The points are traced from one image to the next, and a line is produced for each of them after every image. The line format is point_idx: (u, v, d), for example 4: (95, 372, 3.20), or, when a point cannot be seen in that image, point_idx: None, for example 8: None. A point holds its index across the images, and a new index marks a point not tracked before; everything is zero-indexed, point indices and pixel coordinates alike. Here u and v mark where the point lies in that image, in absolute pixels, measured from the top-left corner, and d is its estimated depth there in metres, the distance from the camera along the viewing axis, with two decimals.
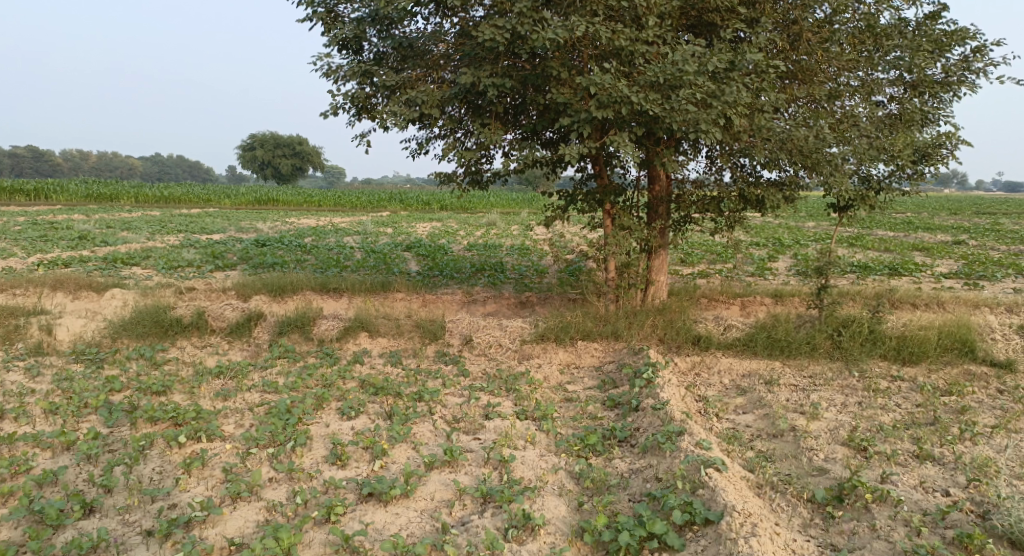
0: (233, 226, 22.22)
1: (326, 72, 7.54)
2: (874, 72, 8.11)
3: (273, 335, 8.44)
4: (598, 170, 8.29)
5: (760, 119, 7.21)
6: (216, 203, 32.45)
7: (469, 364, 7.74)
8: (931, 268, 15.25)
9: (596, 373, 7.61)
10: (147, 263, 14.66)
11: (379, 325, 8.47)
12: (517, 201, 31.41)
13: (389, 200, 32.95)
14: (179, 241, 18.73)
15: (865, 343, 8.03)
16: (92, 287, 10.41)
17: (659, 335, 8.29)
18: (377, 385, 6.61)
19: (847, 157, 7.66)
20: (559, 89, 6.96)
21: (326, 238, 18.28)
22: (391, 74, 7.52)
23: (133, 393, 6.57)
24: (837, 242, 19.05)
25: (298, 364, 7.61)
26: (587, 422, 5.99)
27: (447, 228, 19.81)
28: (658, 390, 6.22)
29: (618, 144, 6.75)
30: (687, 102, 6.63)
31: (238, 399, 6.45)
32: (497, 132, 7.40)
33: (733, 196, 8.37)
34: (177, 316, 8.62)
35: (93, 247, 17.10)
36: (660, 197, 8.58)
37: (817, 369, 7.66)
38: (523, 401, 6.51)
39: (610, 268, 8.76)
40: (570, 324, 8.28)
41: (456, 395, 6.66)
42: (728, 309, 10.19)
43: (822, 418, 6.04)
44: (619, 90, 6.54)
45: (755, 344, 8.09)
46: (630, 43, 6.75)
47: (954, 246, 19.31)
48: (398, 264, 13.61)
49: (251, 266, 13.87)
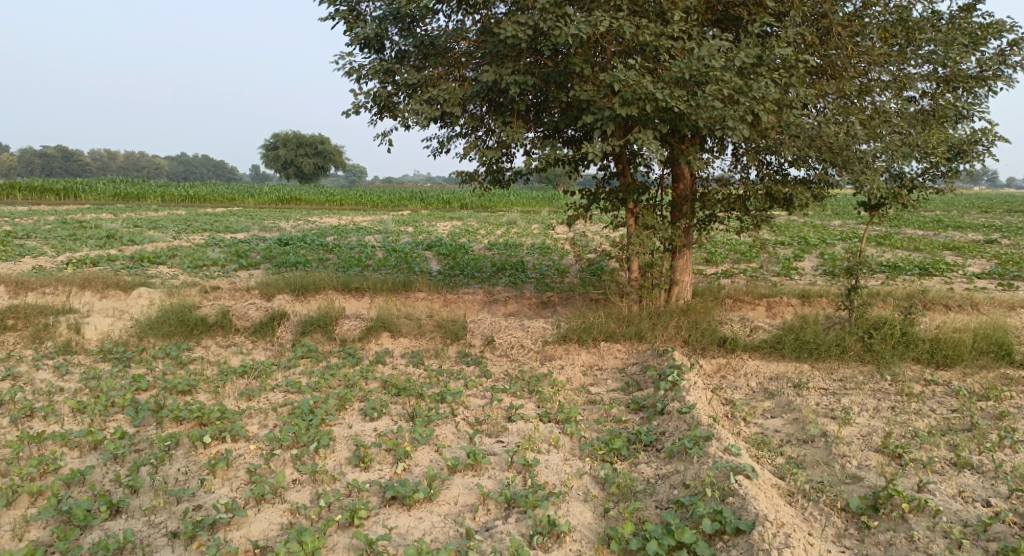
0: (257, 225, 22.38)
1: (348, 71, 7.52)
2: (905, 67, 7.94)
3: (296, 335, 8.44)
4: (621, 168, 8.15)
5: (789, 115, 7.06)
6: (240, 202, 32.74)
7: (491, 365, 7.68)
8: (962, 268, 14.95)
9: (620, 374, 7.51)
10: (172, 262, 14.78)
11: (401, 325, 8.44)
12: (539, 200, 31.32)
13: (411, 199, 33.01)
14: (204, 240, 18.90)
15: (897, 346, 7.88)
16: (118, 286, 10.51)
17: (684, 337, 8.16)
18: (400, 385, 6.57)
19: (879, 154, 7.51)
20: (582, 86, 6.87)
21: (349, 237, 18.35)
22: (413, 72, 7.47)
23: (158, 392, 6.60)
24: (864, 241, 18.76)
25: (321, 364, 7.61)
26: (611, 425, 5.92)
27: (469, 227, 19.81)
28: (684, 393, 6.13)
29: (643, 141, 6.64)
30: (714, 98, 6.46)
31: (261, 399, 6.45)
32: (520, 130, 7.33)
33: (760, 195, 8.22)
34: (201, 315, 8.66)
35: (119, 246, 17.29)
36: (684, 195, 8.37)
37: (847, 372, 7.53)
38: (546, 403, 6.44)
39: (633, 268, 8.65)
40: (593, 325, 8.19)
41: (478, 396, 6.61)
42: (754, 310, 10.05)
43: (853, 423, 5.93)
44: (643, 87, 6.38)
45: (783, 346, 7.97)
46: (655, 38, 6.58)
47: (985, 245, 18.95)
48: (421, 263, 13.61)
49: (275, 265, 13.93)
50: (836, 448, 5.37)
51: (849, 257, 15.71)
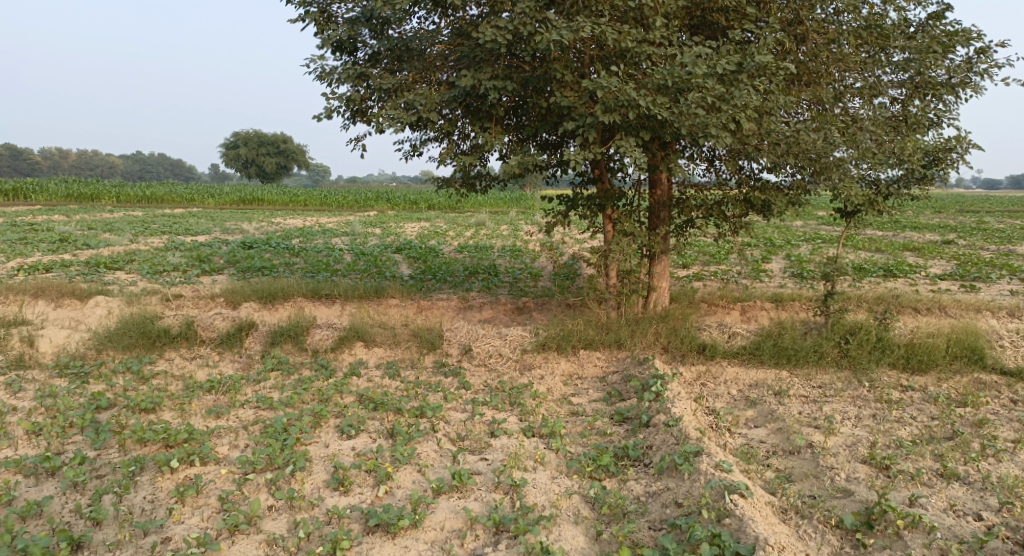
0: (219, 228, 21.83)
1: (319, 74, 7.26)
2: (878, 73, 7.93)
3: (266, 346, 8.15)
4: (598, 174, 8.04)
5: (769, 122, 7.00)
6: (199, 203, 32.00)
7: (470, 376, 7.50)
8: (925, 270, 15.16)
9: (601, 384, 7.39)
10: (130, 267, 14.28)
11: (375, 334, 8.21)
12: (505, 200, 31.10)
13: (375, 200, 32.55)
14: (163, 243, 18.35)
15: (873, 350, 7.89)
16: (75, 295, 10.08)
17: (663, 344, 8.09)
18: (376, 399, 6.35)
19: (858, 162, 7.49)
20: (563, 92, 6.73)
21: (314, 240, 17.98)
22: (386, 76, 7.24)
23: (120, 411, 6.28)
24: (828, 242, 18.94)
25: (292, 377, 7.35)
26: (596, 439, 5.79)
27: (436, 229, 19.56)
28: (669, 405, 6.02)
29: (625, 149, 6.53)
30: (696, 105, 6.40)
31: (231, 416, 6.18)
32: (498, 136, 7.16)
33: (738, 201, 8.17)
34: (165, 326, 8.32)
35: (74, 250, 16.69)
36: (661, 201, 8.35)
37: (825, 379, 7.51)
38: (528, 416, 6.29)
39: (611, 274, 8.51)
40: (572, 332, 8.06)
41: (458, 410, 6.42)
42: (728, 314, 10.03)
43: (838, 433, 5.89)
44: (626, 94, 6.26)
45: (762, 353, 7.94)
46: (637, 45, 6.47)
47: (944, 245, 19.31)
48: (390, 267, 13.34)
49: (239, 271, 13.53)
50: (823, 460, 5.31)
51: (816, 259, 15.84)
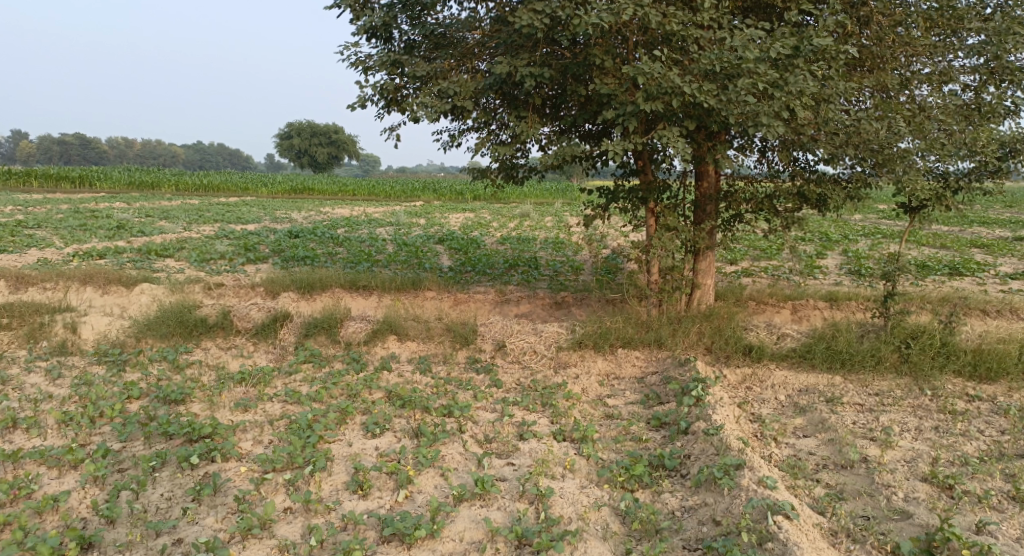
0: (269, 216, 22.08)
1: (353, 62, 7.08)
2: (949, 58, 7.38)
3: (300, 337, 8.04)
4: (641, 165, 7.72)
5: (827, 110, 6.56)
6: (253, 192, 32.48)
7: (503, 374, 7.27)
8: (994, 268, 14.33)
9: (639, 385, 7.08)
10: (179, 255, 14.45)
11: (409, 328, 8.05)
12: (553, 192, 30.72)
13: (424, 189, 32.55)
14: (213, 231, 18.55)
15: (937, 356, 7.40)
16: (121, 282, 10.14)
17: (706, 345, 7.74)
18: (405, 397, 6.18)
19: (925, 154, 6.96)
20: (602, 79, 6.40)
21: (359, 229, 17.98)
22: (421, 63, 7.01)
23: (150, 401, 6.21)
24: (888, 237, 18.11)
25: (323, 370, 7.24)
26: (631, 445, 5.50)
27: (480, 220, 19.38)
28: (710, 411, 5.68)
29: (667, 139, 6.19)
30: (746, 92, 5.99)
31: (257, 410, 6.06)
32: (535, 125, 6.89)
33: (791, 194, 7.71)
34: (202, 316, 8.27)
35: (128, 237, 17.00)
36: (708, 194, 7.92)
37: (882, 386, 7.06)
38: (561, 418, 6.02)
39: (653, 271, 8.19)
40: (610, 330, 7.76)
41: (487, 410, 6.20)
42: (779, 314, 9.58)
43: (896, 446, 5.47)
44: (669, 80, 5.91)
45: (814, 356, 7.51)
46: (683, 28, 6.08)
47: (1015, 242, 18.30)
48: (431, 258, 13.20)
49: (282, 260, 13.55)
50: (878, 477, 4.92)
51: (875, 255, 15.12)
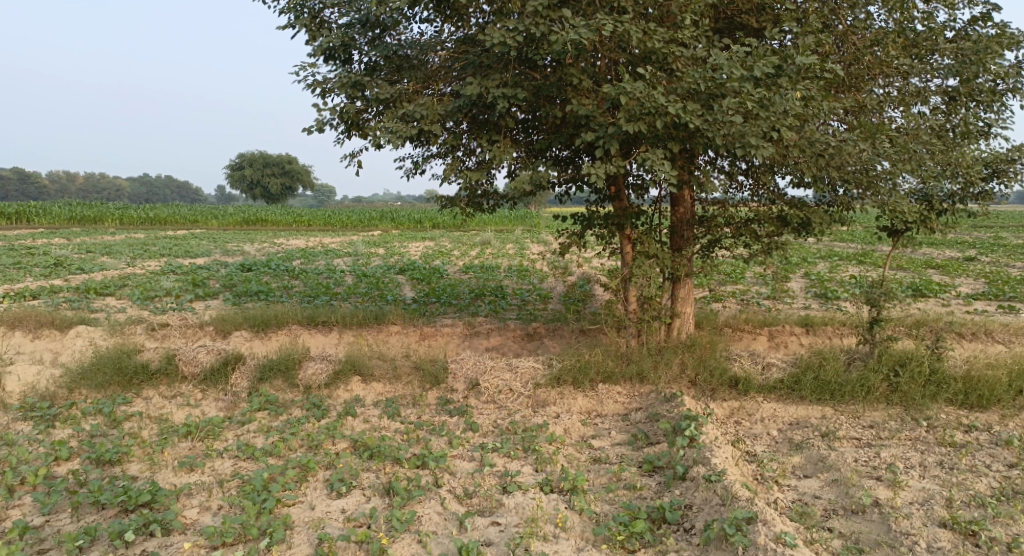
0: (220, 249, 21.23)
1: (310, 84, 6.58)
2: (925, 79, 7.17)
3: (254, 382, 7.39)
4: (615, 191, 7.34)
5: (812, 130, 6.23)
6: (203, 224, 31.43)
7: (477, 416, 6.76)
8: (955, 289, 14.39)
9: (624, 423, 6.64)
10: (122, 292, 13.61)
11: (374, 368, 7.51)
12: (511, 218, 30.45)
13: (380, 218, 31.91)
14: (159, 266, 17.66)
15: (927, 385, 7.13)
16: (54, 324, 9.33)
17: (690, 377, 7.38)
18: (372, 447, 5.62)
19: (908, 175, 6.68)
20: (580, 100, 6.03)
21: (316, 261, 17.33)
22: (384, 85, 6.53)
23: (81, 464, 5.52)
24: (847, 260, 18.13)
25: (280, 419, 6.64)
26: (624, 494, 5.06)
27: (440, 248, 18.92)
28: (708, 454, 5.26)
29: (651, 162, 5.79)
30: (732, 112, 5.64)
31: (205, 468, 5.41)
32: (508, 149, 6.46)
33: (773, 218, 7.37)
34: (143, 361, 7.56)
35: (67, 275, 16.03)
36: (685, 220, 7.57)
37: (876, 418, 6.74)
38: (546, 465, 5.53)
39: (630, 299, 7.79)
40: (589, 364, 7.34)
41: (464, 458, 5.67)
42: (756, 341, 9.27)
43: (907, 487, 5.13)
44: (652, 99, 5.54)
45: (802, 387, 7.18)
46: (664, 45, 5.73)
47: (968, 261, 18.60)
48: (392, 290, 12.66)
49: (233, 296, 12.83)
50: (895, 523, 4.64)
51: (838, 278, 15.02)
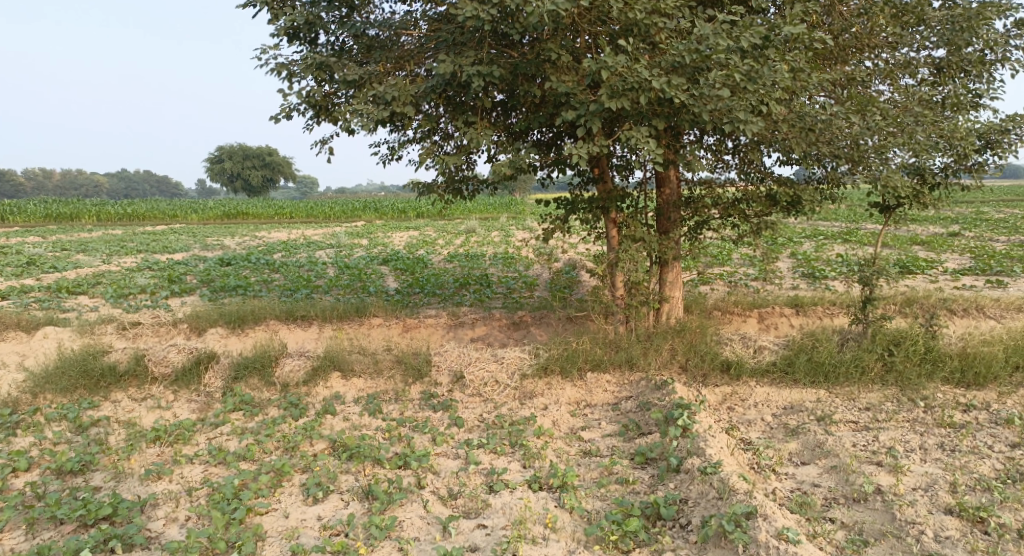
0: (199, 244, 20.82)
1: (273, 67, 6.25)
2: (915, 49, 6.93)
3: (229, 382, 7.10)
4: (599, 172, 7.08)
5: (801, 104, 6.00)
6: (183, 218, 30.88)
7: (462, 410, 6.51)
8: (943, 264, 14.26)
9: (614, 413, 6.41)
10: (95, 291, 13.22)
11: (354, 363, 7.23)
12: (495, 205, 30.13)
13: (363, 209, 31.48)
14: (136, 263, 17.23)
15: (922, 363, 6.95)
16: (21, 326, 8.97)
17: (680, 363, 7.19)
18: (351, 447, 5.37)
19: (900, 149, 6.39)
20: (559, 77, 5.75)
21: (297, 253, 16.97)
22: (353, 66, 6.22)
23: (42, 475, 5.24)
24: (833, 238, 17.98)
25: (256, 420, 6.37)
26: (616, 489, 4.85)
27: (424, 237, 18.60)
28: (702, 444, 5.04)
29: (635, 140, 5.52)
30: (718, 85, 5.37)
31: (173, 476, 5.13)
32: (486, 131, 6.17)
33: (761, 197, 7.12)
34: (111, 363, 7.24)
35: (39, 274, 15.59)
36: (671, 201, 7.32)
37: (872, 399, 6.56)
38: (534, 460, 5.29)
39: (617, 284, 7.55)
40: (577, 352, 7.11)
41: (449, 455, 5.43)
42: (746, 323, 9.07)
43: (909, 472, 4.95)
44: (635, 74, 5.27)
45: (795, 370, 7.00)
46: (646, 16, 5.44)
47: (954, 237, 18.52)
48: (375, 281, 12.36)
49: (210, 291, 12.47)
50: (900, 511, 4.47)
51: (825, 257, 14.85)
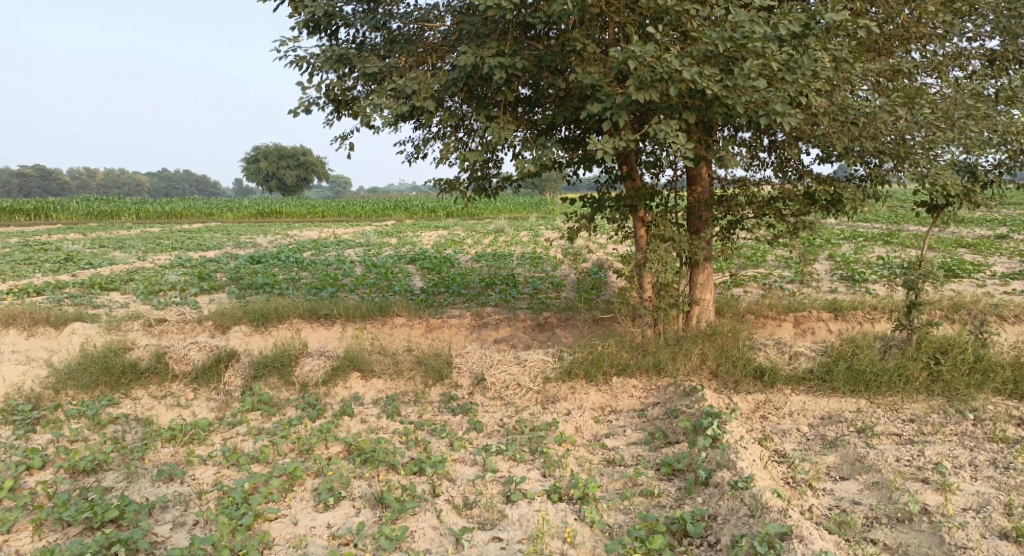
0: (232, 242, 20.98)
1: (292, 60, 6.12)
2: (968, 39, 6.54)
3: (247, 381, 6.99)
4: (628, 170, 6.82)
5: (843, 96, 5.68)
6: (218, 216, 31.20)
7: (483, 414, 6.30)
8: (989, 268, 13.68)
9: (640, 420, 6.15)
10: (126, 287, 13.29)
11: (374, 363, 7.07)
12: (526, 205, 29.91)
13: (395, 208, 31.49)
14: (169, 260, 17.36)
15: (970, 373, 6.58)
16: (48, 322, 8.99)
17: (711, 369, 6.90)
18: (366, 451, 5.20)
19: (949, 145, 6.04)
20: (586, 69, 5.52)
21: (327, 251, 16.94)
22: (374, 59, 6.05)
23: (54, 474, 5.16)
24: (873, 240, 17.42)
25: (272, 421, 6.24)
26: (641, 502, 4.60)
27: (453, 237, 18.45)
28: (733, 456, 4.77)
29: (665, 134, 5.26)
30: (755, 76, 5.08)
31: (184, 477, 5.00)
32: (509, 126, 5.96)
33: (799, 196, 6.80)
34: (131, 359, 7.18)
35: (75, 270, 15.77)
36: (703, 200, 7.03)
37: (915, 410, 6.21)
38: (555, 469, 5.06)
39: (646, 286, 7.28)
40: (602, 356, 6.86)
41: (467, 461, 5.22)
42: (780, 327, 8.74)
43: (958, 490, 4.63)
44: (666, 64, 5.01)
45: (833, 378, 6.67)
46: (680, 3, 5.17)
47: (1001, 240, 17.82)
48: (401, 280, 12.22)
49: (238, 289, 12.45)
50: (948, 534, 4.18)
51: (864, 260, 14.36)
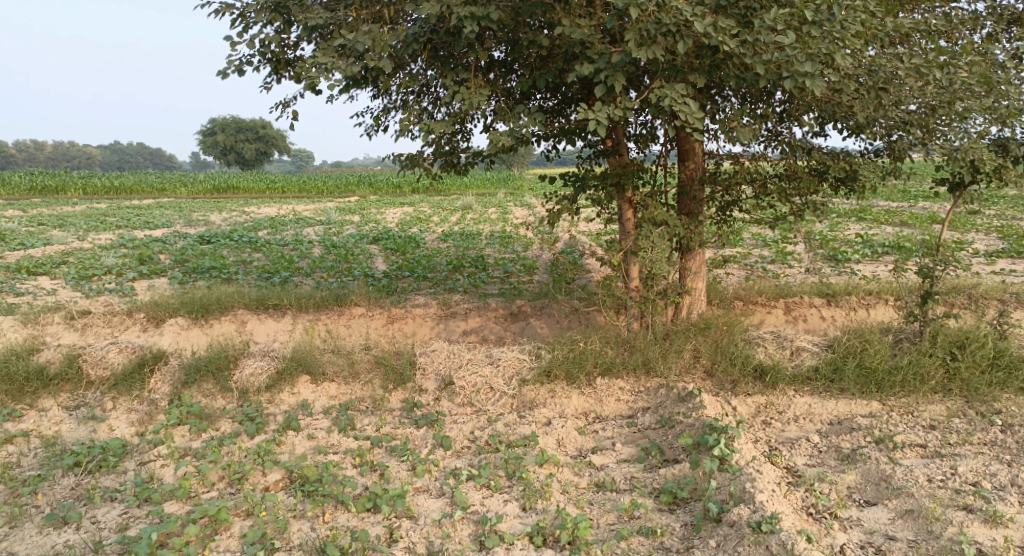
0: (182, 219, 19.69)
1: (219, 9, 5.13)
2: None
3: (178, 387, 6.04)
4: (613, 142, 5.98)
5: (869, 55, 4.92)
6: (170, 192, 29.63)
7: (451, 425, 5.47)
8: (972, 245, 13.17)
9: (630, 430, 5.38)
10: (58, 271, 12.06)
11: (325, 364, 6.17)
12: (492, 180, 28.94)
13: (357, 183, 30.25)
14: (110, 240, 16.06)
15: (990, 370, 5.92)
16: None
17: (705, 367, 6.15)
18: (310, 481, 4.36)
19: (979, 115, 5.32)
20: (572, 22, 4.64)
21: (283, 230, 15.85)
22: (317, 9, 5.09)
23: None
24: (847, 216, 16.85)
25: (204, 438, 5.33)
26: (640, 544, 3.87)
27: (418, 214, 17.47)
28: (750, 485, 4.05)
29: (664, 99, 4.42)
30: (777, 28, 4.27)
31: (83, 521, 4.14)
32: (479, 90, 5.06)
33: (805, 173, 6.03)
34: (40, 364, 6.18)
35: (4, 251, 14.44)
36: (695, 177, 6.22)
37: (936, 414, 5.54)
38: (536, 500, 4.25)
39: (632, 274, 6.46)
40: (585, 354, 6.06)
41: (432, 490, 4.42)
42: (773, 315, 8.00)
43: (1009, 523, 3.98)
44: (671, 15, 4.18)
45: (842, 377, 5.97)
46: None
47: (975, 214, 17.42)
48: (361, 262, 11.25)
49: (182, 273, 11.35)
50: None
51: (844, 237, 13.77)
